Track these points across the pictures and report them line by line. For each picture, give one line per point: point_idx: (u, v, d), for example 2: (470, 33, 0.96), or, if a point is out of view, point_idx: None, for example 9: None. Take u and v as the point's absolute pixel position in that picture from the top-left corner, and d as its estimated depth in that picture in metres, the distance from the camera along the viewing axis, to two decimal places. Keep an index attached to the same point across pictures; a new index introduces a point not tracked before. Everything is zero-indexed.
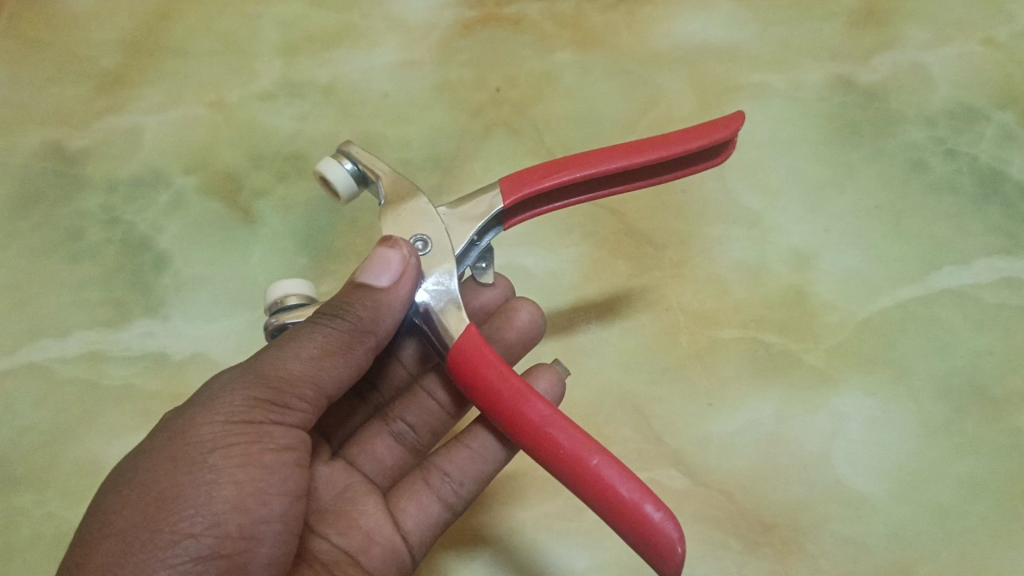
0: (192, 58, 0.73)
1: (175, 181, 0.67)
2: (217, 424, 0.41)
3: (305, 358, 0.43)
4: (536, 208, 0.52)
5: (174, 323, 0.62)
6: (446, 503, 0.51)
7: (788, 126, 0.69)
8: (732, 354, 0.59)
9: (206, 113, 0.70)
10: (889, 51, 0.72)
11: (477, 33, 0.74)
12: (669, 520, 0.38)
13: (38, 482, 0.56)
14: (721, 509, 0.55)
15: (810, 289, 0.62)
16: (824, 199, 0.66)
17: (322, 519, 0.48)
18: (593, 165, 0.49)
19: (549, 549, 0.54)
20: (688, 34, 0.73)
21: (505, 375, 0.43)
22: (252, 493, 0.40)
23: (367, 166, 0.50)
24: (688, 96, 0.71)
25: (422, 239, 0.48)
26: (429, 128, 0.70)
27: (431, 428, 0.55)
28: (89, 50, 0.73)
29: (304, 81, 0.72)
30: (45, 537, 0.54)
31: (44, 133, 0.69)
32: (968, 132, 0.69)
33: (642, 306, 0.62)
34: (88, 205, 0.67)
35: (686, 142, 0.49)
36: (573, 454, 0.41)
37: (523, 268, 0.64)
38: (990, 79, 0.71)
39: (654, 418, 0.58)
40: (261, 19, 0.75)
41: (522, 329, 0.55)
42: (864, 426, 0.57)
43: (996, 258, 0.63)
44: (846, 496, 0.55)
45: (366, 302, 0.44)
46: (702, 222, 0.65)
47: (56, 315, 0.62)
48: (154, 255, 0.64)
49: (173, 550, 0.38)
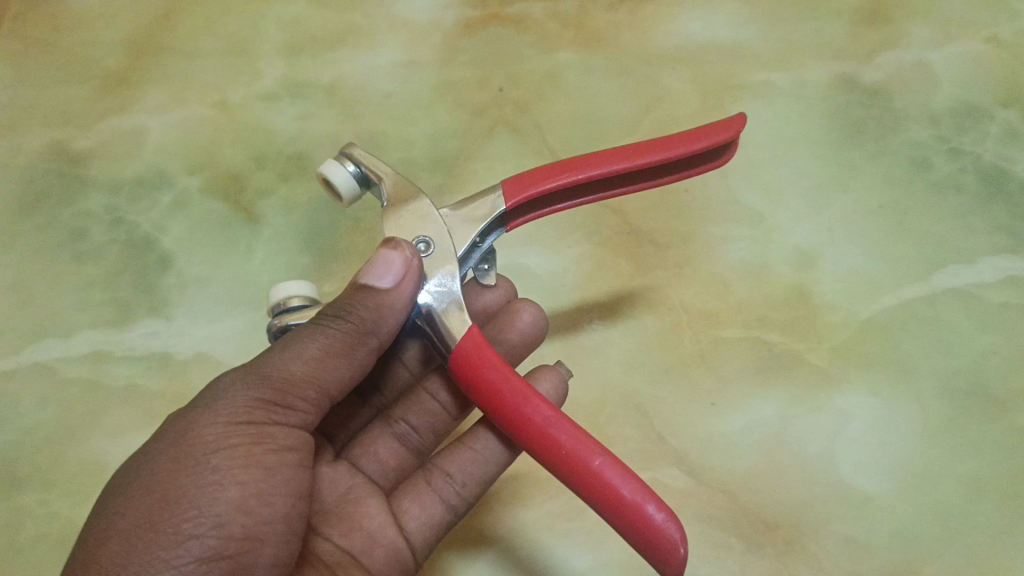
0: (195, 58, 0.73)
1: (179, 181, 0.67)
2: (219, 424, 0.41)
3: (306, 359, 0.43)
4: (538, 210, 0.52)
5: (178, 323, 0.62)
6: (449, 504, 0.51)
7: (792, 126, 0.69)
8: (734, 354, 0.59)
9: (209, 113, 0.70)
10: (893, 50, 0.72)
11: (479, 32, 0.74)
12: (671, 520, 0.38)
13: (43, 481, 0.56)
14: (724, 509, 0.55)
15: (812, 288, 0.62)
16: (827, 198, 0.66)
17: (325, 519, 0.48)
18: (595, 167, 0.49)
19: (551, 550, 0.54)
20: (691, 33, 0.73)
21: (507, 377, 0.43)
22: (255, 494, 0.40)
23: (370, 168, 0.50)
24: (691, 95, 0.70)
25: (424, 240, 0.48)
26: (431, 128, 0.70)
27: (433, 429, 0.55)
28: (93, 51, 0.73)
29: (307, 81, 0.72)
30: (48, 537, 0.55)
31: (47, 133, 0.69)
32: (972, 131, 0.68)
33: (644, 306, 0.62)
34: (92, 205, 0.67)
35: (688, 144, 0.49)
36: (574, 455, 0.41)
37: (525, 268, 0.64)
38: (994, 77, 0.70)
39: (656, 418, 0.58)
40: (264, 19, 0.75)
41: (524, 330, 0.55)
42: (867, 426, 0.57)
43: (999, 257, 0.63)
44: (848, 496, 0.55)
45: (370, 303, 0.44)
46: (704, 221, 0.65)
47: (60, 315, 0.62)
48: (158, 255, 0.65)
49: (175, 551, 0.38)
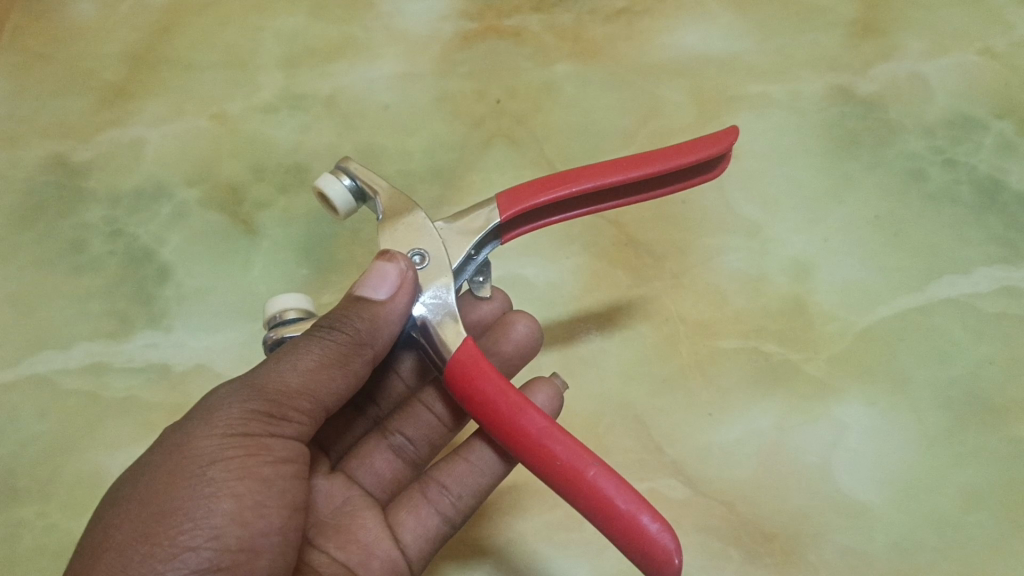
0: (194, 71, 0.73)
1: (177, 193, 0.68)
2: (216, 436, 0.41)
3: (303, 370, 0.43)
4: (534, 222, 0.52)
5: (177, 334, 0.62)
6: (445, 516, 0.51)
7: (788, 137, 0.69)
8: (731, 364, 0.59)
9: (208, 125, 0.71)
10: (888, 61, 0.72)
11: (477, 44, 0.74)
12: (666, 531, 0.38)
13: (42, 493, 0.56)
14: (722, 519, 0.55)
15: (810, 298, 0.62)
16: (824, 208, 0.66)
17: (322, 532, 0.48)
18: (589, 180, 0.49)
19: (550, 560, 0.54)
20: (687, 45, 0.74)
21: (502, 389, 0.44)
22: (252, 506, 0.40)
23: (366, 181, 0.50)
24: (688, 107, 0.71)
25: (419, 253, 0.48)
26: (430, 140, 0.70)
27: (430, 441, 0.55)
28: (93, 64, 0.74)
29: (306, 93, 0.72)
30: (45, 550, 0.55)
31: (46, 146, 0.70)
32: (967, 141, 0.69)
33: (642, 317, 0.62)
34: (91, 217, 0.67)
35: (681, 157, 0.49)
36: (570, 466, 0.41)
37: (523, 279, 0.64)
38: (989, 88, 0.71)
39: (654, 429, 0.58)
40: (262, 32, 0.75)
41: (520, 341, 0.55)
42: (864, 436, 0.57)
43: (995, 267, 0.63)
44: (847, 507, 0.55)
45: (365, 314, 0.44)
46: (701, 232, 0.65)
47: (58, 326, 0.62)
48: (156, 266, 0.65)
49: (172, 563, 0.38)
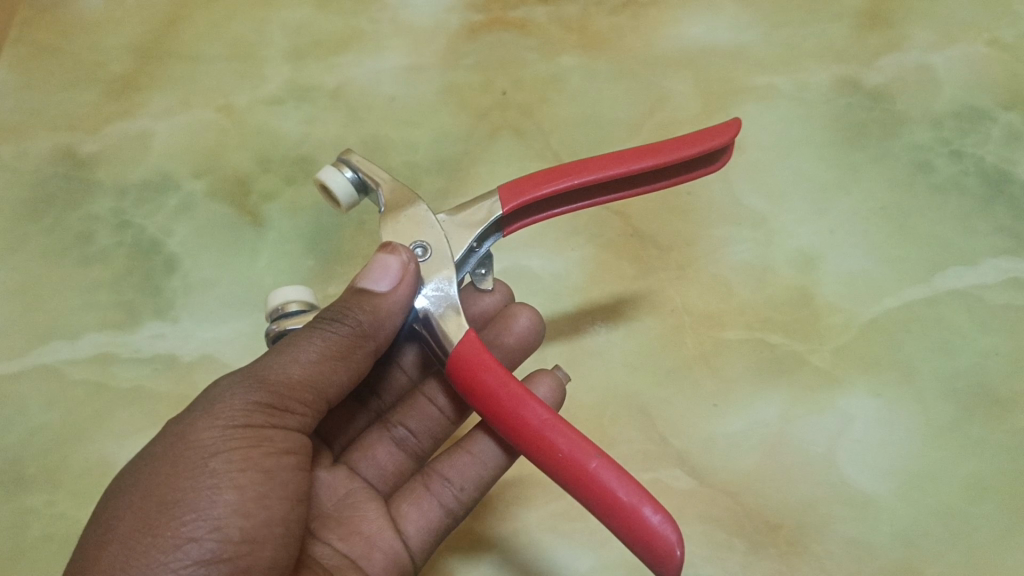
0: (202, 63, 0.74)
1: (185, 185, 0.68)
2: (217, 428, 0.42)
3: (304, 362, 0.43)
4: (536, 215, 0.52)
5: (184, 325, 0.63)
6: (446, 507, 0.51)
7: (795, 128, 0.69)
8: (737, 355, 0.59)
9: (215, 117, 0.71)
10: (896, 52, 0.72)
11: (483, 36, 0.74)
12: (667, 522, 0.39)
13: (51, 482, 0.57)
14: (726, 509, 0.55)
15: (815, 289, 0.62)
16: (830, 200, 0.66)
17: (324, 524, 0.48)
18: (590, 172, 0.49)
19: (554, 550, 0.54)
20: (694, 37, 0.73)
21: (503, 380, 0.44)
22: (254, 497, 0.41)
23: (367, 174, 0.50)
24: (695, 99, 0.71)
25: (422, 245, 0.48)
26: (435, 131, 0.70)
27: (432, 434, 0.55)
28: (101, 56, 0.74)
29: (312, 86, 0.73)
30: (54, 538, 0.55)
31: (54, 137, 0.70)
32: (975, 133, 0.68)
33: (646, 309, 0.62)
34: (99, 209, 0.68)
35: (683, 149, 0.49)
36: (572, 458, 0.41)
37: (528, 271, 0.64)
38: (997, 79, 0.70)
39: (659, 419, 0.58)
40: (269, 24, 0.75)
41: (522, 333, 0.56)
42: (870, 427, 0.57)
43: (1002, 259, 0.63)
44: (852, 497, 0.55)
45: (366, 307, 0.44)
46: (707, 223, 0.65)
47: (67, 317, 0.63)
48: (164, 258, 0.65)
49: (174, 554, 0.38)
